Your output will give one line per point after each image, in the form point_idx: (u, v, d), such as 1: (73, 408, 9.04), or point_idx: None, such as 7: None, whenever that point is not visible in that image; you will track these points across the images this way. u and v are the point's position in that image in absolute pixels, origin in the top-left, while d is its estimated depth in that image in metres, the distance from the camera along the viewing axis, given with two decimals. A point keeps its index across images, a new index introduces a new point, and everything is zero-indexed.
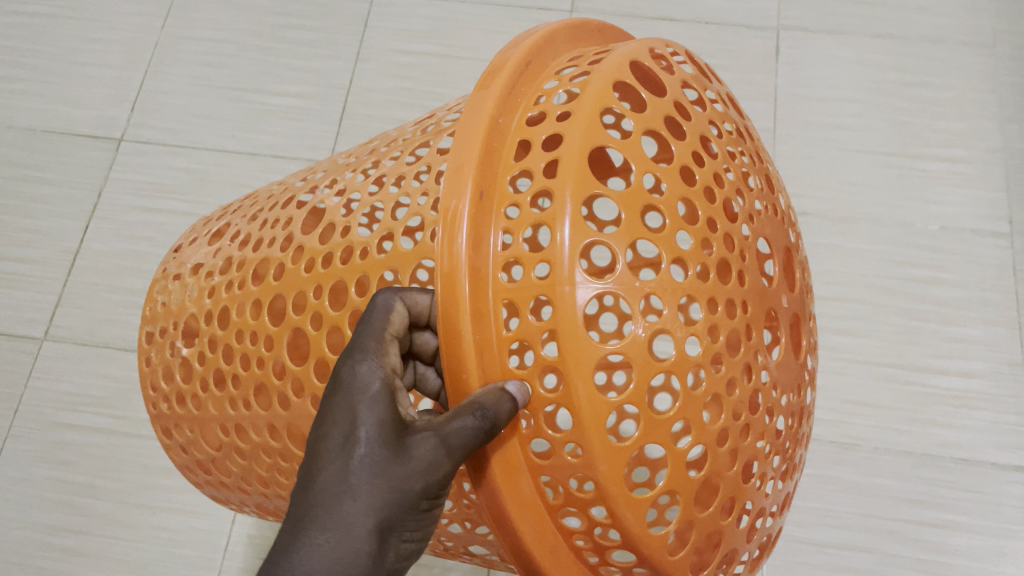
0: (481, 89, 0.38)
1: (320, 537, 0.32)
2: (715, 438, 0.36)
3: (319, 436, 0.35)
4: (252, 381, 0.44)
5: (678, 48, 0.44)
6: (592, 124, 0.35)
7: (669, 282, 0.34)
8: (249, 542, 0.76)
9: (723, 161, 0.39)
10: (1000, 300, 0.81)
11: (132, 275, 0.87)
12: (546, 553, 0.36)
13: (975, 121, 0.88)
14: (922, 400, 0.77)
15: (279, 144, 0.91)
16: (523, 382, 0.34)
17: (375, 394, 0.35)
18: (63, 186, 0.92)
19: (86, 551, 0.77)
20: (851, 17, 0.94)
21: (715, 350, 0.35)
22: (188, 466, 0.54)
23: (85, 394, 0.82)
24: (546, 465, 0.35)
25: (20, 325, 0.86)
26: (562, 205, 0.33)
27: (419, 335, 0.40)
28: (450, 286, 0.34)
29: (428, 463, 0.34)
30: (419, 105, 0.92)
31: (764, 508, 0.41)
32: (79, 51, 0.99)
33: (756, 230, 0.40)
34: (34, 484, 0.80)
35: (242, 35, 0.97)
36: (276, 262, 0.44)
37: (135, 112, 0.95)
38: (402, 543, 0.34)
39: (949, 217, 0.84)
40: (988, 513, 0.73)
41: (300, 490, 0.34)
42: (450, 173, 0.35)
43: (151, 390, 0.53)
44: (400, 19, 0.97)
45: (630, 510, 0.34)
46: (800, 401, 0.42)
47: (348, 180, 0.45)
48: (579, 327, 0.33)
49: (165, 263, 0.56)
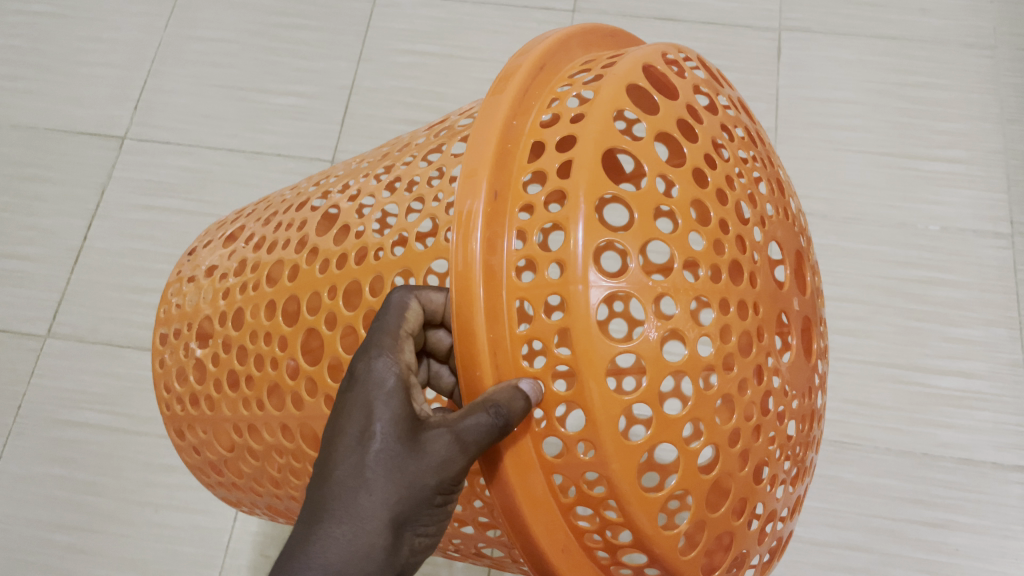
0: (494, 93, 0.39)
1: (337, 530, 0.33)
2: (726, 438, 0.36)
3: (335, 431, 0.35)
4: (266, 382, 0.44)
5: (690, 53, 0.45)
6: (605, 126, 0.35)
7: (681, 283, 0.35)
8: (252, 540, 0.77)
9: (734, 165, 0.40)
10: (1000, 300, 0.81)
11: (136, 273, 0.87)
12: (558, 552, 0.37)
13: (975, 122, 0.89)
14: (921, 400, 0.78)
15: (282, 143, 0.91)
16: (536, 380, 0.35)
17: (391, 389, 0.35)
18: (65, 184, 0.92)
19: (89, 548, 0.77)
20: (852, 18, 0.95)
21: (726, 351, 0.36)
22: (200, 466, 0.55)
23: (87, 392, 0.82)
24: (559, 464, 0.36)
25: (22, 323, 0.86)
26: (575, 207, 0.34)
27: (433, 333, 0.41)
28: (463, 287, 0.34)
29: (442, 459, 0.34)
30: (422, 104, 0.92)
31: (774, 511, 0.41)
32: (82, 50, 0.99)
33: (767, 234, 0.40)
34: (36, 481, 0.80)
35: (244, 35, 0.97)
36: (290, 263, 0.45)
37: (138, 112, 0.95)
38: (416, 537, 0.35)
39: (950, 217, 0.85)
40: (987, 513, 0.74)
41: (317, 483, 0.35)
42: (464, 175, 0.36)
43: (163, 391, 0.53)
44: (404, 19, 0.97)
45: (642, 509, 0.34)
46: (810, 404, 0.43)
47: (362, 184, 0.46)
48: (592, 327, 0.33)
49: (179, 265, 0.56)
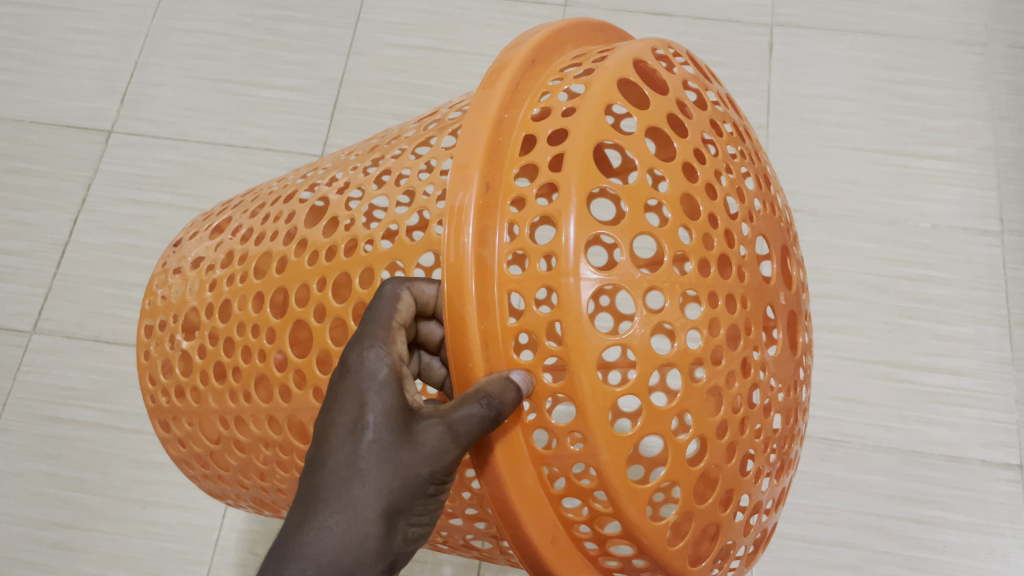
0: (486, 86, 0.38)
1: (330, 520, 0.33)
2: (714, 429, 0.36)
3: (326, 422, 0.35)
4: (253, 373, 0.44)
5: (680, 49, 0.45)
6: (597, 119, 0.35)
7: (670, 277, 0.34)
8: (240, 537, 0.76)
9: (723, 160, 0.40)
10: (989, 298, 0.82)
11: (122, 268, 0.86)
12: (547, 543, 0.36)
13: (967, 119, 0.89)
14: (910, 397, 0.78)
15: (271, 137, 0.90)
16: (528, 372, 0.34)
17: (383, 380, 0.35)
18: (52, 177, 0.90)
19: (75, 546, 0.77)
20: (844, 14, 0.95)
21: (715, 344, 0.36)
22: (186, 460, 0.54)
23: (74, 388, 0.81)
24: (549, 455, 0.35)
25: (8, 319, 0.85)
26: (568, 200, 0.33)
27: (424, 325, 0.41)
28: (455, 279, 0.34)
29: (435, 450, 0.34)
30: (412, 98, 0.91)
31: (759, 503, 0.41)
32: (68, 41, 0.98)
33: (756, 229, 0.40)
34: (22, 478, 0.79)
35: (233, 27, 0.97)
36: (279, 255, 0.44)
37: (125, 104, 0.94)
38: (409, 527, 0.35)
39: (940, 215, 0.85)
40: (976, 511, 0.74)
41: (310, 473, 0.34)
42: (456, 170, 0.35)
43: (149, 382, 0.52)
44: (395, 12, 0.96)
45: (631, 500, 0.34)
46: (795, 398, 0.42)
47: (352, 177, 0.45)
48: (583, 318, 0.33)
49: (164, 257, 0.56)
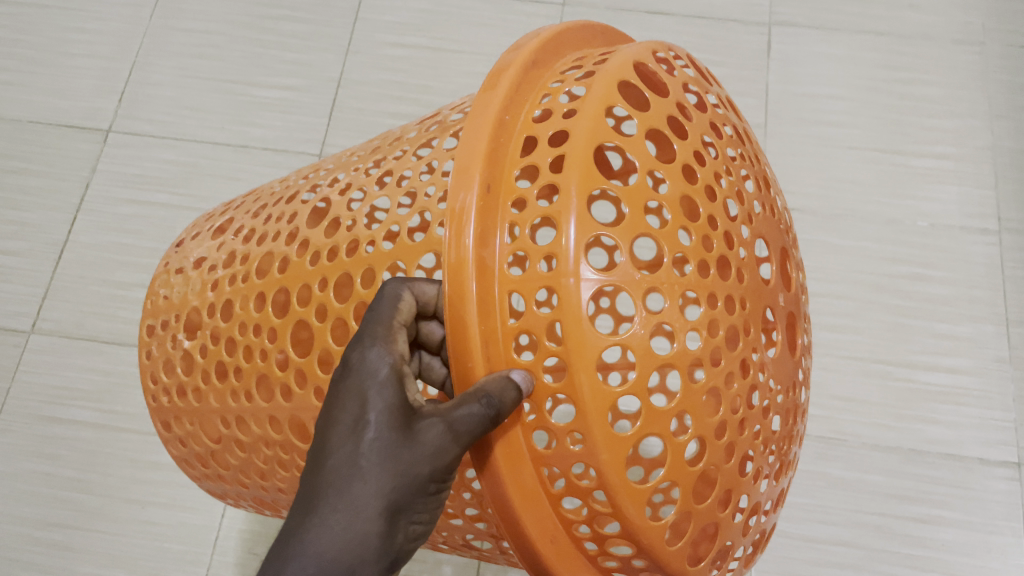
0: (487, 87, 0.38)
1: (331, 518, 0.33)
2: (713, 430, 0.36)
3: (327, 420, 0.35)
4: (254, 373, 0.44)
5: (680, 51, 0.45)
6: (597, 120, 0.35)
7: (670, 279, 0.34)
8: (239, 537, 0.76)
9: (723, 162, 0.40)
10: (987, 297, 0.82)
11: (121, 268, 0.86)
12: (547, 542, 0.37)
13: (965, 119, 0.89)
14: (909, 396, 0.78)
15: (269, 136, 0.90)
16: (528, 373, 0.34)
17: (384, 379, 0.35)
18: (50, 177, 0.90)
19: (74, 546, 0.77)
20: (842, 13, 0.95)
21: (714, 345, 0.36)
22: (186, 459, 0.54)
23: (73, 388, 0.81)
24: (549, 455, 0.35)
25: (7, 319, 0.84)
26: (568, 201, 0.33)
27: (425, 325, 0.41)
28: (456, 279, 0.34)
29: (436, 449, 0.34)
30: (410, 98, 0.91)
31: (758, 504, 0.41)
32: (66, 41, 0.97)
33: (755, 231, 0.40)
34: (22, 478, 0.79)
35: (231, 26, 0.96)
36: (281, 256, 0.44)
37: (123, 104, 0.93)
38: (411, 525, 0.35)
39: (938, 214, 0.85)
40: (974, 509, 0.74)
41: (311, 471, 0.34)
42: (457, 171, 0.35)
43: (150, 382, 0.52)
44: (393, 12, 0.96)
45: (630, 501, 0.34)
46: (794, 399, 0.43)
47: (353, 177, 0.45)
48: (583, 318, 0.33)
49: (166, 257, 0.55)
